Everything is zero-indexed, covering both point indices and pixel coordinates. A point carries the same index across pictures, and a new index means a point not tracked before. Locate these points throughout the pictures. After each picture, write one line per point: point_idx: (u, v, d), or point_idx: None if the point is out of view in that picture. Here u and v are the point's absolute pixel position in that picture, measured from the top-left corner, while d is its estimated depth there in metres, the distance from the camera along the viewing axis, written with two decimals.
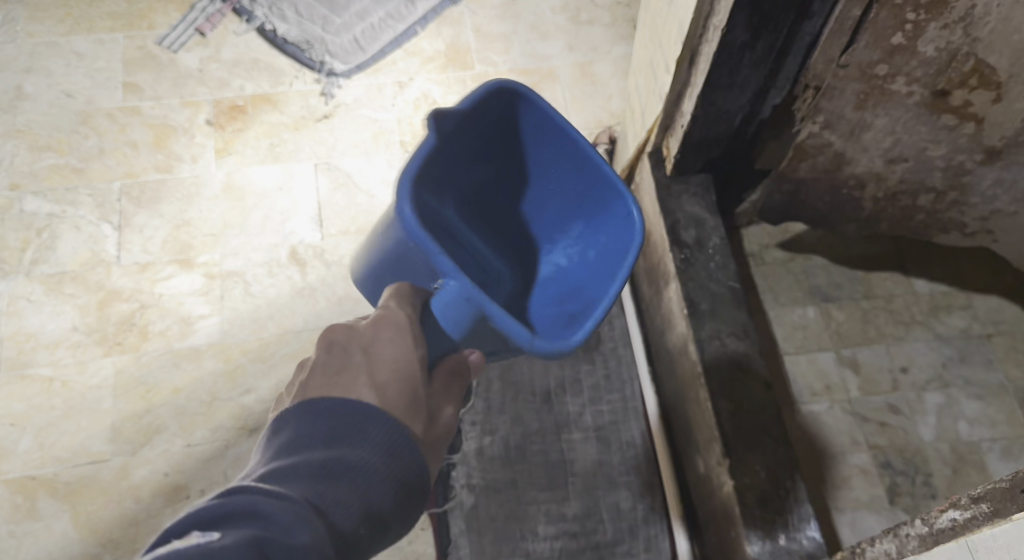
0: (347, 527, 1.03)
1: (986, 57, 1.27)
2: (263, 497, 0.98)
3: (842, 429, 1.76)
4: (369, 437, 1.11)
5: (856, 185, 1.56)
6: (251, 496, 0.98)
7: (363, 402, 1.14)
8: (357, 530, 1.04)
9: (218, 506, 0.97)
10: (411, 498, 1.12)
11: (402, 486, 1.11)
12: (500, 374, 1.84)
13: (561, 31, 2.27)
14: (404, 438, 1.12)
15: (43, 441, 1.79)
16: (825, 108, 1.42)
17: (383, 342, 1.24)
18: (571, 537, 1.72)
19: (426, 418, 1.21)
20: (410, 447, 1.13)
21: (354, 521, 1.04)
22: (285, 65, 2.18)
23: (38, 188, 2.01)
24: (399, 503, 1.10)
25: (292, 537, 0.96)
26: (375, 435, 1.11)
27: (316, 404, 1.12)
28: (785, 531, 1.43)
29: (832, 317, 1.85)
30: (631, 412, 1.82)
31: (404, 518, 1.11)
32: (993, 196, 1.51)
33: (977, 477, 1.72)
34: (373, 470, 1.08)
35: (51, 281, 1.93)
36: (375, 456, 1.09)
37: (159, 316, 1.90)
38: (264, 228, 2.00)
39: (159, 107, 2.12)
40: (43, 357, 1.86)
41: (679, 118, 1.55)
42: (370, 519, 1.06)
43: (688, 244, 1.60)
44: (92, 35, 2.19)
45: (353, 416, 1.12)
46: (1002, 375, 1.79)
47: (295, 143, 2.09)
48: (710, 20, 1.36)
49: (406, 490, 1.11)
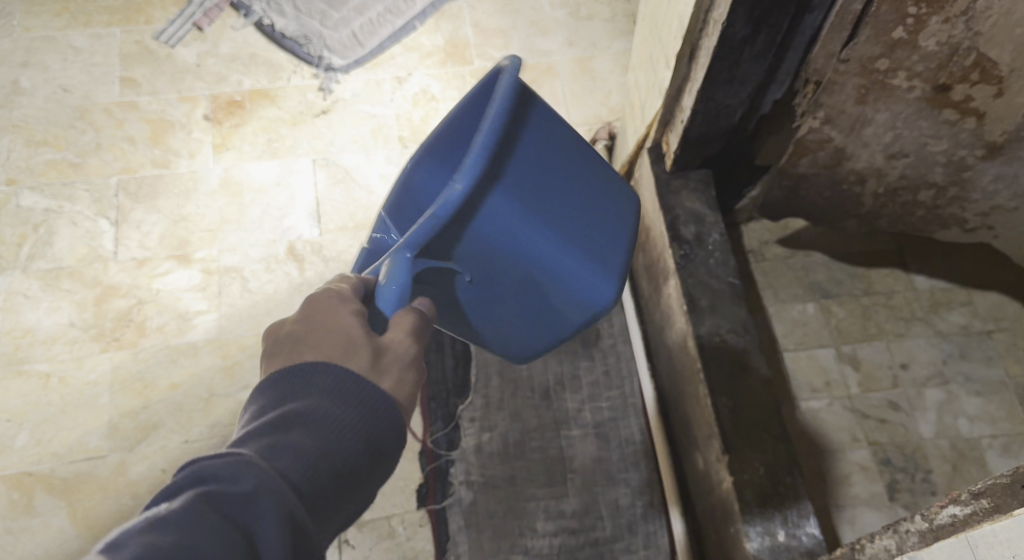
0: (302, 475, 1.00)
1: (988, 51, 1.26)
2: (210, 459, 0.98)
3: (841, 426, 1.76)
4: (317, 387, 1.07)
5: (857, 181, 1.55)
6: (198, 462, 0.98)
7: (301, 362, 1.09)
8: (317, 477, 1.01)
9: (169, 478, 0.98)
10: (381, 438, 1.07)
11: (364, 429, 1.06)
12: (499, 370, 1.84)
13: (561, 27, 2.26)
14: (357, 382, 1.08)
15: (39, 437, 1.78)
16: (826, 103, 1.42)
17: (308, 317, 1.13)
18: (570, 534, 1.72)
19: (371, 354, 1.11)
20: (367, 389, 1.08)
21: (310, 468, 1.01)
22: (283, 60, 2.17)
23: (35, 183, 2.00)
24: (364, 447, 1.06)
25: (239, 488, 0.96)
26: (325, 384, 1.07)
27: (263, 379, 1.09)
28: (784, 528, 1.42)
29: (831, 313, 1.84)
30: (630, 409, 1.82)
31: (377, 460, 1.07)
32: (994, 192, 1.48)
33: (977, 474, 1.71)
34: (325, 416, 1.05)
35: (47, 276, 1.92)
36: (327, 402, 1.06)
37: (156, 312, 1.90)
38: (262, 224, 1.99)
39: (156, 102, 2.11)
40: (39, 353, 1.85)
41: (679, 114, 1.54)
42: (330, 466, 1.02)
43: (688, 240, 1.59)
44: (89, 30, 2.18)
45: (295, 375, 1.08)
46: (1003, 371, 1.79)
47: (293, 139, 2.08)
48: (710, 13, 1.36)
49: (371, 436, 1.07)
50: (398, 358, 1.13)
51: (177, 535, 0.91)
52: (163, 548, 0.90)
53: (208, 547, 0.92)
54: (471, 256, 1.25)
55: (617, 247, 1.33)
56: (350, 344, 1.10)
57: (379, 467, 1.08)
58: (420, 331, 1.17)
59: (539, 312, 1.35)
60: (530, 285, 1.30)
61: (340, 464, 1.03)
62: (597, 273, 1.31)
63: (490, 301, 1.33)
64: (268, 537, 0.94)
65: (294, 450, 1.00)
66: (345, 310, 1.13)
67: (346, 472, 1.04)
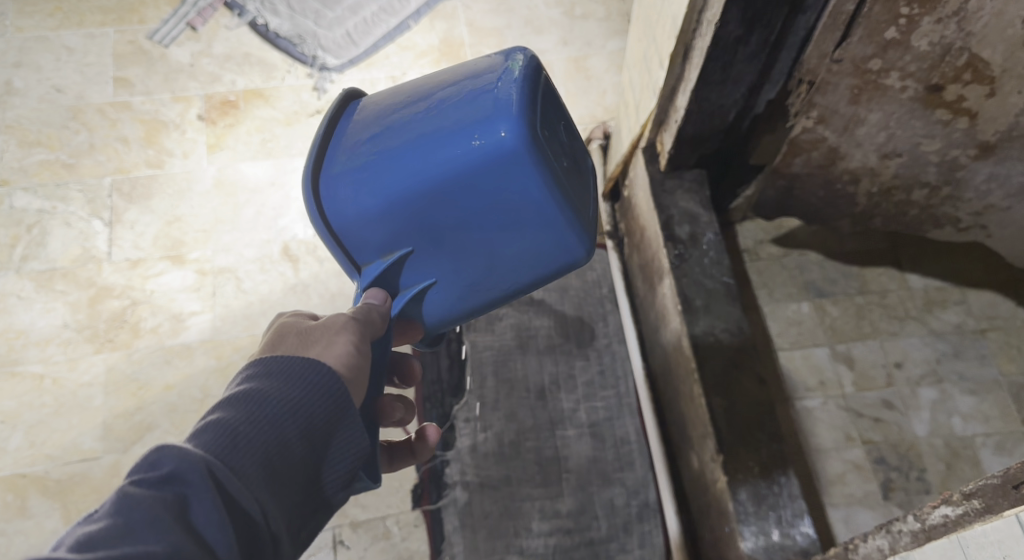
0: (228, 448, 1.00)
1: (980, 51, 1.26)
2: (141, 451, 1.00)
3: (836, 425, 1.76)
4: (244, 371, 1.09)
5: (850, 180, 1.56)
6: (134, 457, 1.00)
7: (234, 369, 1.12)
8: (246, 450, 1.01)
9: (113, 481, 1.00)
10: (318, 408, 1.07)
11: (289, 399, 1.06)
12: (494, 371, 1.84)
13: (556, 26, 2.26)
14: (279, 358, 1.09)
15: (33, 439, 1.78)
16: (819, 103, 1.43)
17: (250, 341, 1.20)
18: (565, 534, 1.72)
19: (301, 337, 1.14)
20: (288, 360, 1.09)
21: (236, 442, 1.01)
22: (277, 60, 2.16)
23: (28, 184, 2.00)
24: (295, 417, 1.05)
25: (162, 466, 0.96)
26: (253, 365, 1.09)
27: None
28: (778, 527, 1.42)
29: (826, 312, 1.84)
30: (625, 409, 1.82)
31: (312, 430, 1.06)
32: (987, 191, 1.48)
33: (970, 473, 1.72)
34: (249, 393, 1.05)
35: (41, 278, 1.91)
36: (252, 379, 1.07)
37: (151, 314, 1.89)
38: (256, 224, 1.98)
39: (150, 102, 2.10)
40: (33, 354, 1.85)
41: (673, 114, 1.54)
42: (259, 439, 1.02)
43: (682, 240, 1.59)
44: (83, 30, 2.17)
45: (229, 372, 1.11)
46: (996, 370, 1.79)
47: (287, 139, 2.08)
48: (703, 14, 1.36)
49: (301, 406, 1.06)
50: (326, 329, 1.16)
51: (112, 518, 0.93)
52: (101, 534, 0.92)
53: (140, 522, 0.93)
54: (388, 237, 1.24)
55: (486, 97, 1.19)
56: (276, 338, 1.15)
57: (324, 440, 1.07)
58: (355, 313, 1.20)
59: (500, 206, 1.20)
60: (463, 195, 1.19)
61: (277, 439, 1.03)
62: (480, 125, 1.17)
63: (461, 242, 1.24)
64: (207, 514, 0.96)
65: (225, 429, 1.01)
66: (276, 322, 1.19)
67: (285, 448, 1.04)
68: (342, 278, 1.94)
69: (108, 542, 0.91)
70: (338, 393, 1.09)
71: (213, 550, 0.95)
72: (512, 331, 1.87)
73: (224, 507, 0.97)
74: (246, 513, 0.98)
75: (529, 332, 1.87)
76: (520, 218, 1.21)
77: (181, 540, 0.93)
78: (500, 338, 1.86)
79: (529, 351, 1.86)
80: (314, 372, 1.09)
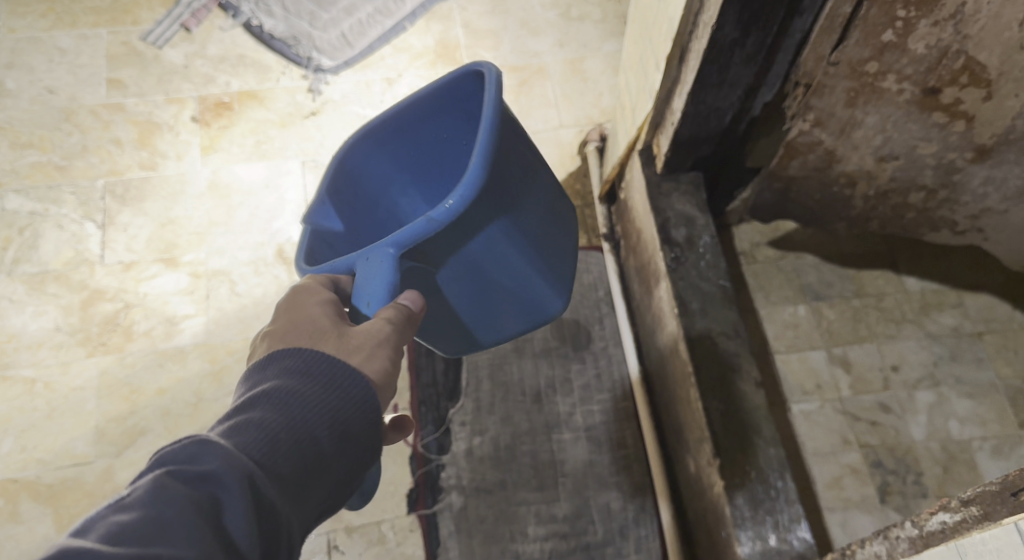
0: (265, 450, 1.02)
1: (976, 54, 1.25)
2: (176, 442, 1.00)
3: (833, 429, 1.75)
4: (283, 367, 1.10)
5: (847, 183, 1.55)
6: (166, 446, 1.00)
7: (272, 350, 1.12)
8: (282, 453, 1.02)
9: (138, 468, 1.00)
10: (352, 416, 1.09)
11: (326, 405, 1.07)
12: (490, 374, 1.83)
13: (552, 28, 2.25)
14: (320, 359, 1.11)
15: (25, 443, 1.77)
16: (816, 106, 1.42)
17: (281, 309, 1.19)
18: (561, 539, 1.71)
19: (340, 339, 1.14)
20: (330, 363, 1.10)
21: (273, 443, 1.02)
22: (272, 61, 2.15)
23: (20, 186, 1.98)
24: (330, 423, 1.07)
25: (202, 463, 0.97)
26: (292, 362, 1.10)
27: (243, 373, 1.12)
28: (775, 532, 1.41)
29: (823, 315, 1.84)
30: (621, 412, 1.81)
31: (344, 438, 1.08)
32: (984, 195, 1.47)
33: (967, 477, 1.71)
34: (288, 392, 1.07)
35: (33, 280, 1.90)
36: (292, 378, 1.08)
37: (144, 317, 1.88)
38: (250, 227, 1.97)
39: (143, 103, 2.09)
40: (25, 358, 1.83)
41: (670, 116, 1.53)
42: (296, 443, 1.04)
43: (679, 243, 1.59)
44: (76, 31, 2.15)
45: (269, 360, 1.11)
46: (993, 373, 1.79)
47: (281, 141, 2.07)
48: (699, 17, 1.36)
49: (336, 413, 1.08)
50: (363, 334, 1.16)
51: (144, 510, 0.94)
52: (132, 527, 0.92)
53: (173, 517, 0.94)
54: (467, 257, 1.32)
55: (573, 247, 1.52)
56: (314, 332, 1.14)
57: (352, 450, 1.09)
58: (392, 319, 1.19)
59: (499, 303, 1.43)
60: (509, 288, 1.41)
61: (310, 447, 1.04)
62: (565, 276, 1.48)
63: (461, 281, 1.36)
64: (238, 518, 0.96)
65: (264, 431, 1.03)
66: (314, 304, 1.19)
67: (317, 453, 1.05)
68: None
69: (141, 536, 0.92)
70: (371, 402, 1.11)
71: (243, 552, 0.96)
72: None
73: (255, 512, 0.98)
74: (275, 517, 0.99)
75: (525, 336, 1.86)
76: (487, 316, 1.45)
77: (210, 542, 0.94)
78: None
79: (525, 354, 1.85)
80: (355, 384, 1.11)
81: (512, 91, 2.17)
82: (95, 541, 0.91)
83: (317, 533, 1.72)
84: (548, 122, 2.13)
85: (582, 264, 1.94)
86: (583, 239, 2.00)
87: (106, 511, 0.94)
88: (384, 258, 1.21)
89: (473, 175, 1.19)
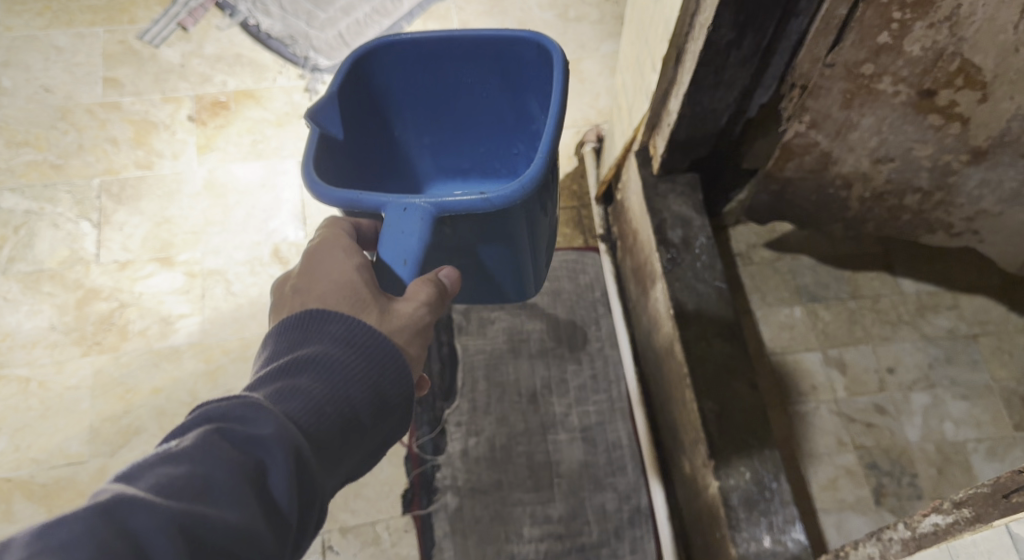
0: (307, 415, 1.04)
1: (972, 56, 1.25)
2: (224, 401, 1.01)
3: (829, 430, 1.75)
4: (328, 333, 1.12)
5: (843, 185, 1.55)
6: (212, 404, 1.02)
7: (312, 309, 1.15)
8: (323, 419, 1.05)
9: (183, 422, 1.01)
10: (391, 387, 1.12)
11: (367, 376, 1.10)
12: (485, 374, 1.83)
13: (548, 29, 2.25)
14: (365, 328, 1.13)
15: (18, 442, 1.76)
16: (812, 107, 1.42)
17: (321, 258, 1.21)
18: (556, 540, 1.70)
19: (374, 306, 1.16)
20: (373, 332, 1.13)
21: (315, 410, 1.05)
22: (269, 61, 2.15)
23: (15, 184, 1.98)
24: (370, 394, 1.10)
25: (249, 424, 1.00)
26: (338, 328, 1.12)
27: (282, 324, 1.14)
28: (770, 533, 1.41)
29: (819, 317, 1.84)
30: (617, 413, 1.81)
31: (382, 409, 1.11)
32: (979, 197, 1.48)
33: (963, 478, 1.71)
34: (333, 360, 1.09)
35: (28, 279, 1.89)
36: (336, 345, 1.11)
37: (139, 316, 1.87)
38: (246, 226, 1.97)
39: (139, 102, 2.08)
40: (19, 357, 1.83)
41: (666, 117, 1.53)
42: (336, 411, 1.07)
43: (675, 244, 1.58)
44: (72, 29, 2.15)
45: (314, 318, 1.13)
46: (989, 375, 1.79)
47: (278, 140, 2.06)
48: (695, 18, 1.35)
49: (375, 384, 1.11)
50: (398, 316, 1.17)
51: (191, 467, 0.95)
52: (181, 479, 0.94)
53: (219, 477, 0.96)
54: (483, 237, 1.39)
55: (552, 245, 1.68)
56: (354, 296, 1.16)
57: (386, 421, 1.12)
58: (427, 299, 1.22)
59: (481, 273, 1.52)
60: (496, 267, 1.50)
61: (349, 417, 1.08)
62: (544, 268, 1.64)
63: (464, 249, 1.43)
64: (280, 481, 0.99)
65: (308, 398, 1.05)
66: (357, 264, 1.21)
67: (355, 424, 1.08)
68: None
69: (187, 492, 0.94)
70: (408, 375, 1.15)
71: (281, 514, 0.99)
72: (504, 335, 1.86)
73: (297, 478, 1.01)
74: (312, 482, 1.02)
75: (521, 336, 1.86)
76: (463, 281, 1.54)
77: (253, 505, 0.97)
78: (492, 342, 1.86)
79: (521, 354, 1.85)
80: (395, 357, 1.14)
81: None
82: (143, 490, 0.93)
83: (312, 534, 1.72)
84: None
85: (578, 265, 1.94)
86: (579, 240, 2.00)
87: (152, 465, 0.95)
88: (422, 219, 1.25)
89: (535, 170, 1.27)
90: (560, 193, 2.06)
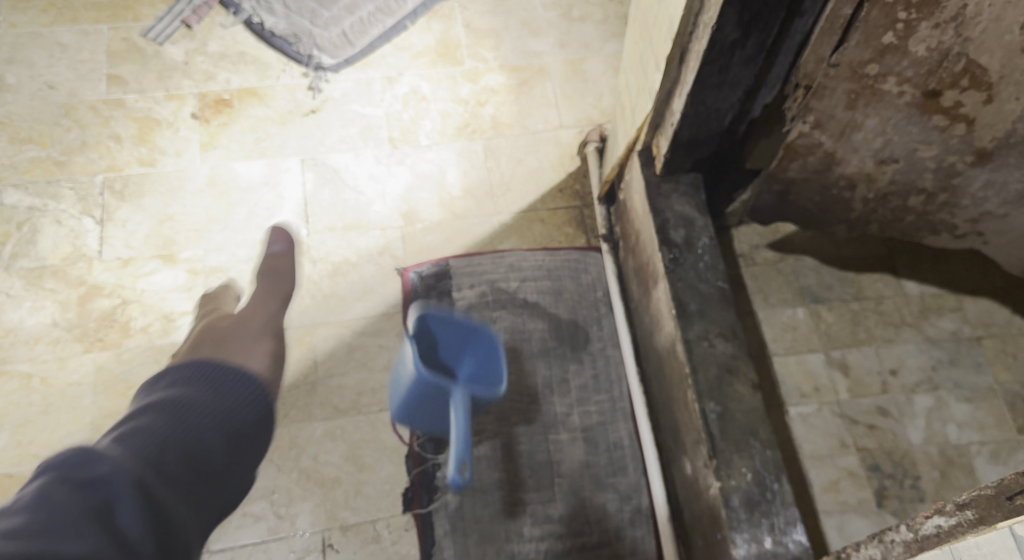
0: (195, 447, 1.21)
1: (977, 57, 1.25)
2: (65, 454, 1.12)
3: (830, 432, 1.75)
4: (190, 376, 1.33)
5: (847, 186, 1.55)
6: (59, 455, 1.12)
7: None
8: (208, 454, 1.22)
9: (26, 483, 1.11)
10: (247, 415, 1.32)
11: (220, 422, 1.27)
12: (487, 374, 1.82)
13: (552, 28, 2.25)
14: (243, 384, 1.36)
15: (20, 438, 1.76)
16: (815, 108, 1.42)
17: None
18: (556, 539, 1.70)
19: None
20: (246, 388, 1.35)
21: (194, 444, 1.21)
22: (273, 59, 2.15)
23: (19, 180, 1.98)
24: (225, 426, 1.27)
25: (100, 467, 1.11)
26: (203, 373, 1.34)
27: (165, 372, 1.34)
28: (771, 535, 1.41)
29: (821, 318, 1.83)
30: (618, 413, 1.81)
31: (237, 441, 1.28)
32: (984, 199, 1.47)
33: (965, 481, 1.71)
34: (198, 399, 1.28)
35: (30, 275, 1.89)
36: (206, 392, 1.30)
37: (141, 313, 1.88)
38: (249, 224, 1.97)
39: (143, 100, 2.08)
40: (21, 353, 1.83)
41: (669, 117, 1.52)
42: (196, 450, 1.21)
43: (677, 244, 1.58)
44: (76, 26, 2.15)
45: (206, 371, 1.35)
46: (992, 378, 1.78)
47: (281, 138, 2.06)
48: (699, 17, 1.35)
49: (229, 422, 1.28)
50: None
51: (47, 517, 1.04)
52: (28, 526, 1.03)
53: (68, 511, 1.06)
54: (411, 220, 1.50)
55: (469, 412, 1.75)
56: None
57: (240, 455, 1.28)
58: None
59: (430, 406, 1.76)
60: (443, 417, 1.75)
61: (206, 444, 1.23)
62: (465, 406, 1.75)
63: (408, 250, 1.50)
64: (130, 515, 1.08)
65: (155, 433, 1.19)
66: None
67: (213, 456, 1.23)
68: (335, 279, 1.93)
69: (33, 532, 1.02)
70: (265, 402, 1.37)
71: (133, 546, 1.08)
72: (505, 334, 1.86)
73: (145, 512, 1.10)
74: (174, 513, 1.13)
75: (523, 335, 1.86)
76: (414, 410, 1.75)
77: (102, 544, 1.05)
78: None
79: (522, 354, 1.84)
80: (249, 386, 1.36)
81: (512, 91, 2.16)
82: None
83: (312, 531, 1.72)
84: (548, 122, 2.13)
85: (580, 265, 1.94)
86: (582, 240, 2.00)
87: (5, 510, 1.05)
88: None
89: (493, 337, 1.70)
90: (563, 192, 2.05)
